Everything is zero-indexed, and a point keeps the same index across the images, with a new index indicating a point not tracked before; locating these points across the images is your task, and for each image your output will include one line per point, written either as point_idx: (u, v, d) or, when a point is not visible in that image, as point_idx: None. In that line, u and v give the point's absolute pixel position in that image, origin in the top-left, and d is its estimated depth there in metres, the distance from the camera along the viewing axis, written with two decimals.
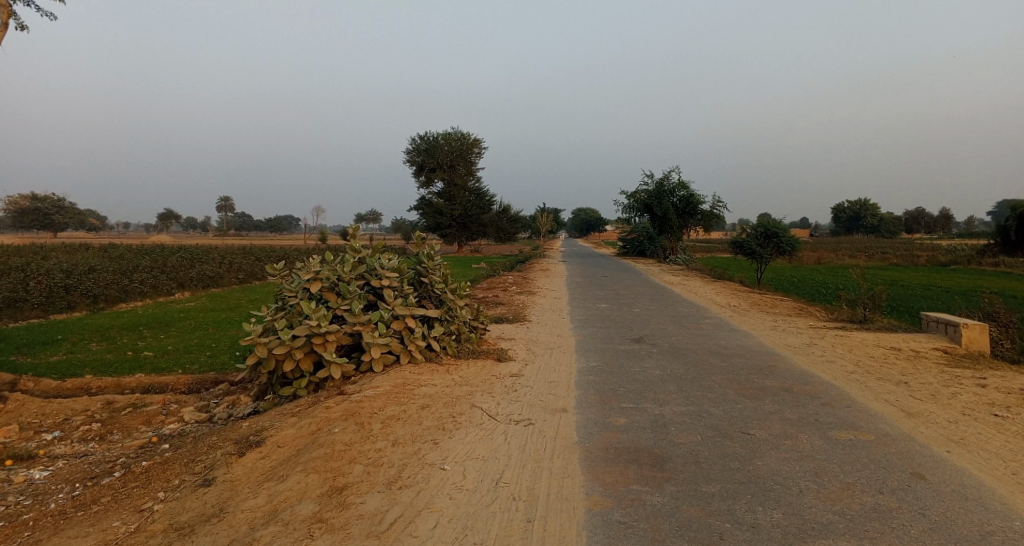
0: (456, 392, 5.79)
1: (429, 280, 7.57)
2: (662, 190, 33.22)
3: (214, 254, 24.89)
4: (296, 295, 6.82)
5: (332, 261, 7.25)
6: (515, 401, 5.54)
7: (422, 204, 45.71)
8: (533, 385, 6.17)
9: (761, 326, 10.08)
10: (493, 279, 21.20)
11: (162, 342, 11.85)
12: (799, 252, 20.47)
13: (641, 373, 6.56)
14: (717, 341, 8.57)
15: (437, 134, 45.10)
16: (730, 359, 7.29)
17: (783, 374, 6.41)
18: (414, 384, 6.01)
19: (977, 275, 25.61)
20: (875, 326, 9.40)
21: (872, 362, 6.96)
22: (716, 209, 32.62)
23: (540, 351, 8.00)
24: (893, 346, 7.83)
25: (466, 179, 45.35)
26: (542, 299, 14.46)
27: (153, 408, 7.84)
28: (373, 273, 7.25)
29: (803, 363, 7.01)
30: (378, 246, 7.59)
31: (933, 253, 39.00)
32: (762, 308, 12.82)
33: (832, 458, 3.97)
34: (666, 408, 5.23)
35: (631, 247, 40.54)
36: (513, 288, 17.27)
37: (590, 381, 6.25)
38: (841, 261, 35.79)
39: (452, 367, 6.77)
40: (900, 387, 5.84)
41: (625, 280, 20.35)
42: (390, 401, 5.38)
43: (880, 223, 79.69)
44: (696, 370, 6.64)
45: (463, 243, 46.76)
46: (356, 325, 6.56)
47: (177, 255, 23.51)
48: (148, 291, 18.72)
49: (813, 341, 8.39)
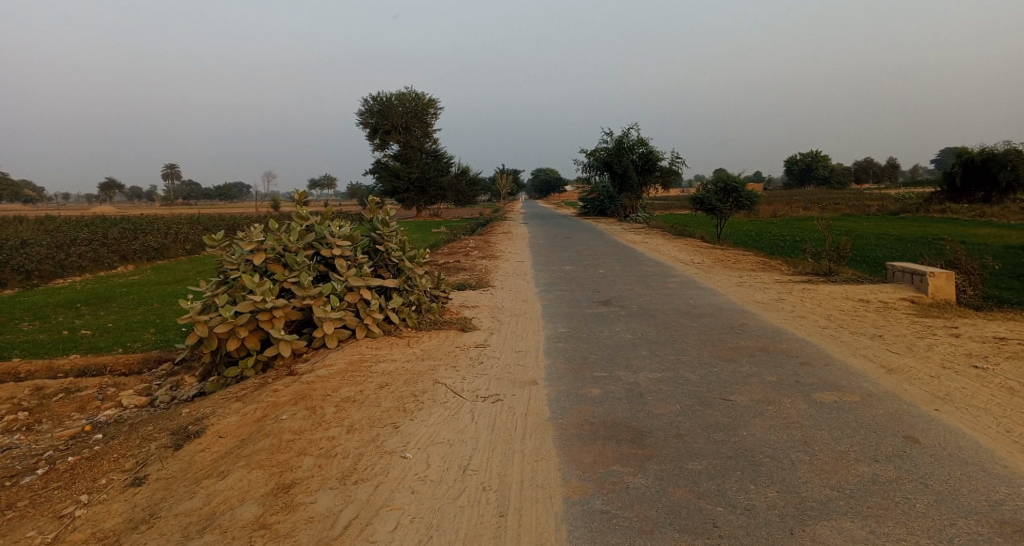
0: (417, 368, 5.36)
1: (386, 247, 7.04)
2: (622, 148, 32.85)
3: (159, 225, 23.46)
4: (238, 268, 6.19)
5: (276, 230, 6.62)
6: (481, 375, 5.17)
7: (379, 168, 44.24)
8: (500, 356, 5.80)
9: (728, 282, 9.97)
10: (455, 243, 20.65)
11: (102, 320, 10.96)
12: (758, 206, 20.53)
13: (613, 338, 6.26)
14: (687, 300, 8.36)
15: (391, 94, 43.28)
16: (702, 318, 7.08)
17: (756, 333, 6.23)
18: (371, 360, 5.55)
19: (926, 224, 26.43)
20: (841, 278, 9.38)
21: (843, 317, 6.85)
22: (676, 165, 32.57)
23: (506, 318, 7.62)
24: (860, 299, 7.76)
25: (423, 141, 43.99)
26: (505, 262, 14.05)
27: (88, 392, 7.14)
28: (323, 242, 6.66)
29: (775, 320, 6.86)
30: (328, 213, 6.97)
31: (882, 203, 40.24)
32: (727, 264, 12.72)
33: (820, 424, 3.73)
34: (641, 375, 4.94)
35: (592, 207, 40.36)
36: (476, 251, 16.78)
37: (559, 349, 5.93)
38: (797, 214, 36.54)
39: (413, 340, 6.32)
40: (874, 341, 5.71)
41: (589, 240, 20.16)
42: (346, 381, 4.92)
43: (830, 176, 81.87)
44: (668, 333, 6.39)
45: (422, 207, 45.72)
46: (307, 299, 6.02)
47: (118, 227, 22.02)
48: (87, 265, 17.44)
49: (782, 296, 8.27)
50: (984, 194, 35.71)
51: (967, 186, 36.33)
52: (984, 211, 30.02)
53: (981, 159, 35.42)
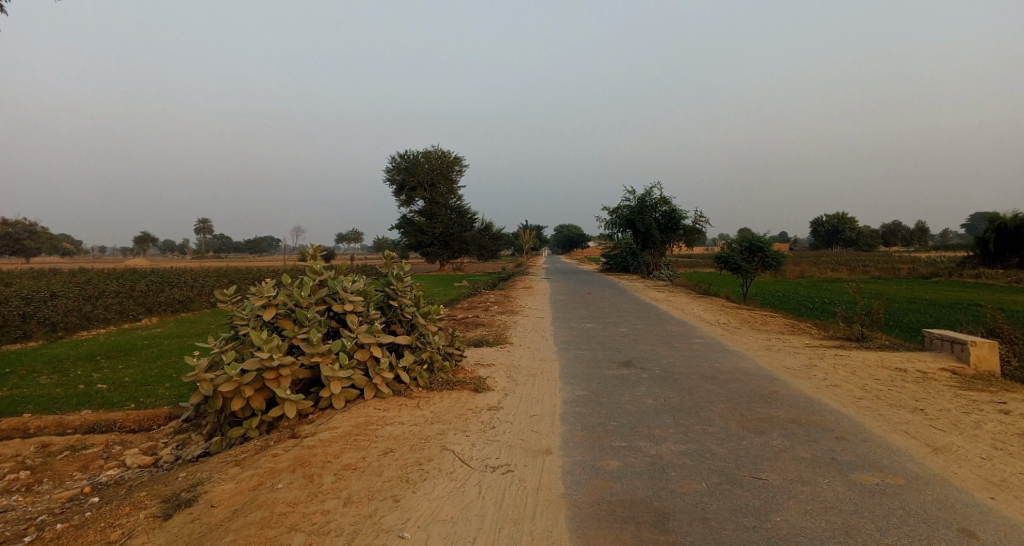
0: (424, 432, 5.10)
1: (399, 303, 6.89)
2: (645, 206, 32.89)
3: (186, 278, 23.90)
4: (248, 323, 6.10)
5: (289, 285, 6.55)
6: (491, 442, 4.88)
7: (404, 223, 45.00)
8: (513, 420, 5.51)
9: (755, 345, 9.55)
10: (475, 298, 20.50)
11: (118, 374, 10.92)
12: (784, 266, 20.08)
13: (633, 404, 5.93)
14: (711, 364, 7.98)
15: (418, 152, 44.51)
16: (728, 384, 6.71)
17: (786, 402, 5.84)
18: (378, 423, 5.31)
19: (962, 288, 25.54)
20: (875, 344, 8.91)
21: (881, 386, 6.42)
22: (699, 224, 32.41)
23: (521, 379, 7.34)
24: (897, 367, 7.32)
25: (447, 197, 44.79)
26: (524, 319, 13.82)
27: (93, 450, 6.98)
28: (336, 297, 6.56)
29: (807, 388, 6.45)
30: (342, 267, 6.90)
31: (913, 265, 39.27)
32: (753, 326, 12.30)
33: (862, 511, 3.36)
34: (663, 446, 4.60)
35: (615, 264, 40.17)
36: (495, 307, 16.58)
37: (576, 414, 5.61)
38: (824, 274, 35.80)
39: (424, 401, 6.08)
40: (916, 415, 5.29)
41: (612, 297, 19.86)
42: (349, 446, 4.68)
43: (858, 236, 80.70)
44: (692, 399, 6.03)
45: (445, 262, 46.06)
46: (315, 356, 5.86)
47: (146, 279, 22.47)
48: (113, 317, 17.68)
49: (813, 362, 7.86)
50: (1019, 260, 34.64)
51: (1001, 251, 35.27)
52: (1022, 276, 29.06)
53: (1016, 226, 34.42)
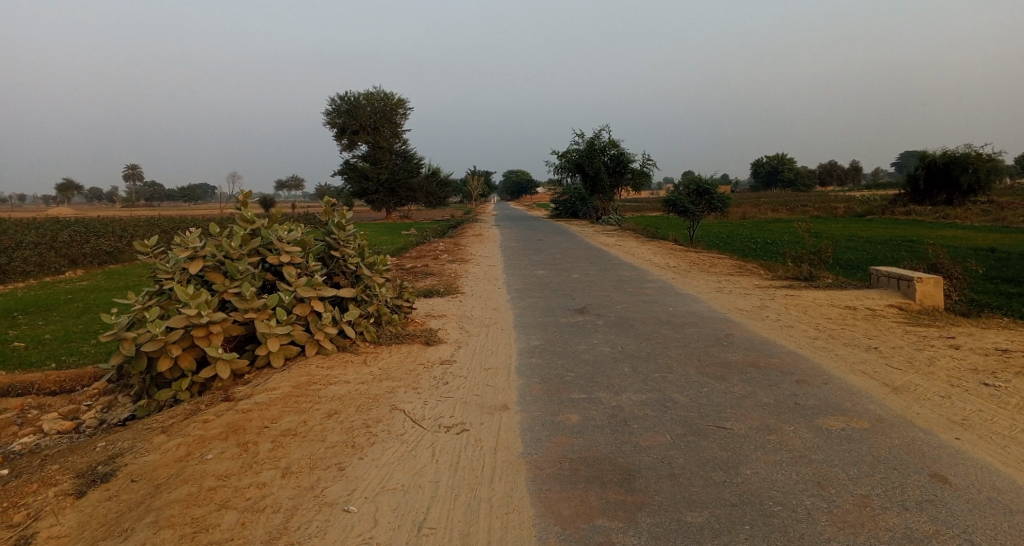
0: (372, 391, 4.74)
1: (342, 253, 6.36)
2: (594, 149, 32.53)
3: (113, 227, 22.15)
4: (171, 277, 5.46)
5: (216, 234, 5.90)
6: (445, 399, 4.58)
7: (347, 169, 43.13)
8: (468, 375, 5.22)
9: (707, 287, 9.58)
10: (424, 246, 19.87)
11: (36, 331, 9.94)
12: (730, 209, 20.37)
13: (591, 352, 5.74)
14: (667, 307, 7.90)
15: (359, 93, 42.20)
16: (685, 328, 6.63)
17: (744, 345, 5.79)
18: (321, 382, 4.90)
19: (893, 226, 26.82)
20: (823, 284, 9.08)
21: (833, 326, 6.47)
22: (648, 167, 32.48)
23: (475, 330, 7.05)
24: (846, 306, 7.44)
25: (391, 141, 43.02)
26: (476, 266, 13.46)
27: (5, 416, 6.08)
28: (271, 247, 5.97)
29: (762, 330, 6.44)
30: (277, 215, 6.27)
31: (847, 205, 41.00)
32: (703, 268, 12.38)
33: (831, 459, 3.28)
34: (624, 397, 4.43)
35: (564, 208, 40.02)
36: (445, 255, 16.12)
37: (533, 366, 5.37)
38: (766, 215, 36.90)
39: (371, 357, 5.69)
40: (870, 354, 5.33)
41: (563, 243, 19.72)
42: (288, 409, 4.27)
43: (796, 178, 83.48)
44: (649, 345, 5.90)
45: (392, 208, 44.77)
46: (250, 312, 5.34)
47: (67, 229, 20.66)
48: (33, 271, 16.23)
49: (764, 303, 7.89)
50: (945, 197, 36.56)
51: (930, 189, 37.15)
52: (944, 214, 30.76)
53: (944, 163, 36.25)
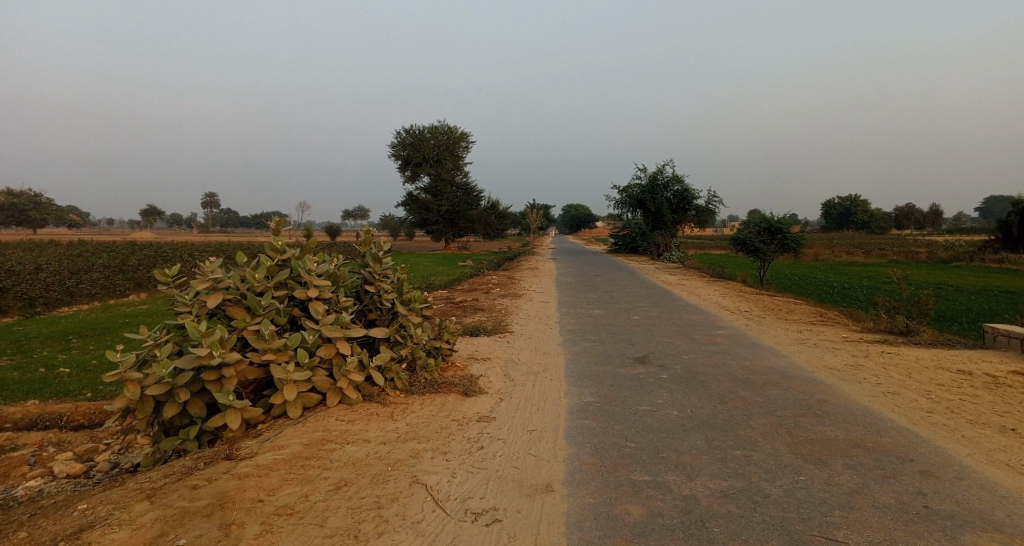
0: (392, 454, 4.08)
1: (377, 288, 5.82)
2: (656, 184, 31.53)
3: (181, 252, 22.90)
4: (190, 311, 5.07)
5: (241, 264, 5.50)
6: (476, 472, 3.82)
7: (409, 200, 43.79)
8: (507, 438, 4.45)
9: (786, 337, 8.46)
10: (477, 279, 19.35)
11: (86, 356, 9.84)
12: (804, 249, 18.82)
13: (653, 416, 4.86)
14: (741, 362, 6.87)
15: (423, 128, 43.06)
16: (765, 389, 5.62)
17: (839, 415, 4.76)
18: (337, 441, 4.30)
19: (988, 274, 24.26)
20: (927, 340, 7.78)
21: (948, 394, 5.30)
22: (713, 203, 31.13)
23: (520, 379, 6.26)
24: (961, 370, 6.21)
25: (452, 174, 43.46)
26: (528, 303, 12.75)
27: (20, 452, 5.73)
28: (299, 281, 5.53)
29: (857, 395, 5.34)
30: (308, 245, 5.83)
31: (931, 249, 37.82)
32: (777, 314, 11.16)
33: None
34: (698, 484, 3.53)
35: (623, 244, 38.77)
36: (497, 289, 15.44)
37: (584, 431, 4.54)
38: (841, 257, 34.46)
39: (399, 409, 5.04)
40: (1010, 437, 4.14)
41: (622, 280, 18.79)
42: (291, 478, 3.69)
43: (872, 219, 78.86)
44: (723, 411, 4.95)
45: (450, 240, 44.97)
46: (267, 354, 4.85)
47: (141, 253, 21.46)
48: (99, 293, 16.70)
49: (859, 361, 6.73)
50: None
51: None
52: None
53: None
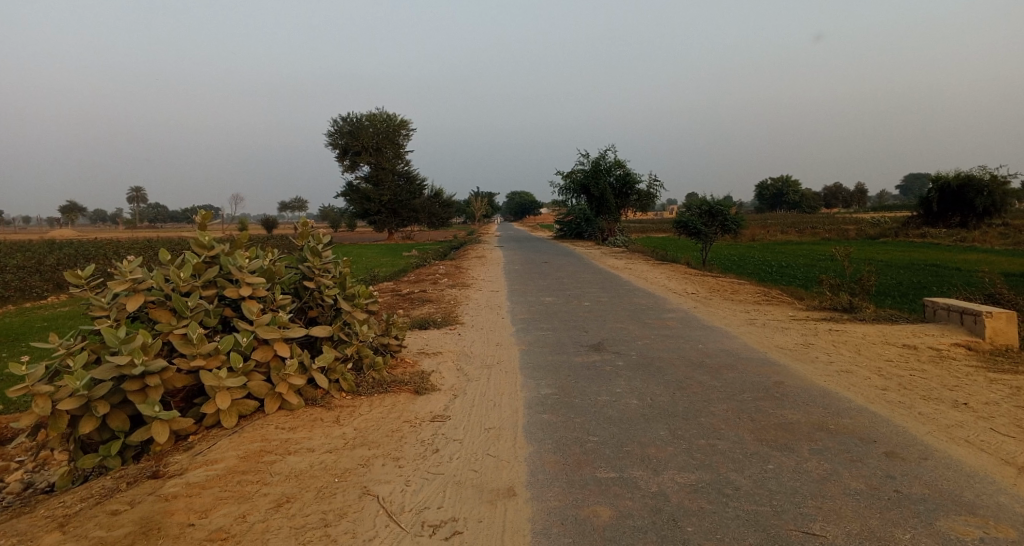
0: (340, 463, 3.73)
1: (317, 284, 5.41)
2: (600, 170, 31.77)
3: (104, 249, 21.27)
4: (108, 315, 4.52)
5: (165, 262, 4.95)
6: (432, 478, 3.55)
7: (350, 190, 42.44)
8: (465, 438, 4.19)
9: (735, 318, 8.57)
10: (424, 269, 18.90)
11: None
12: (744, 231, 19.37)
13: (614, 406, 4.72)
14: (695, 345, 6.86)
15: (362, 115, 41.72)
16: (723, 373, 5.60)
17: (797, 397, 4.76)
18: (277, 452, 3.91)
19: (912, 249, 25.83)
20: (868, 316, 8.04)
21: (896, 371, 5.43)
22: (655, 188, 31.67)
23: (475, 373, 6.00)
24: (904, 344, 6.39)
25: (394, 163, 42.43)
26: (478, 293, 12.47)
27: None
28: (230, 278, 5.04)
29: (812, 375, 5.39)
30: (240, 240, 5.33)
31: (858, 227, 39.96)
32: (724, 295, 11.35)
33: None
34: (666, 478, 3.39)
35: (568, 229, 39.01)
36: (445, 279, 15.08)
37: (545, 426, 4.33)
38: (776, 238, 35.92)
39: (347, 413, 4.69)
40: (964, 414, 4.25)
41: (570, 266, 18.80)
42: (226, 495, 3.26)
43: (801, 200, 82.75)
44: (685, 397, 4.86)
45: (394, 230, 44.01)
46: (197, 359, 4.37)
47: (57, 251, 19.77)
48: (11, 296, 15.23)
49: (808, 340, 6.84)
50: (960, 219, 35.65)
51: (943, 211, 36.21)
52: (962, 237, 29.68)
53: (957, 185, 35.35)
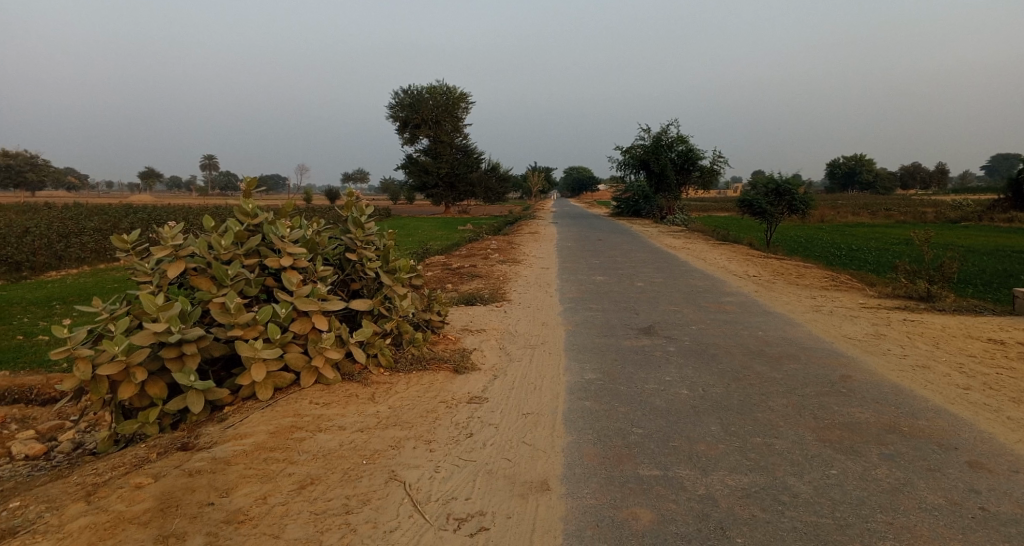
0: (370, 444, 3.64)
1: (359, 257, 5.31)
2: (660, 145, 30.61)
3: (176, 215, 22.35)
4: (151, 281, 4.57)
5: (208, 229, 4.95)
6: (462, 465, 3.38)
7: (408, 162, 42.81)
8: (500, 423, 4.00)
9: (799, 304, 7.98)
10: (476, 243, 18.81)
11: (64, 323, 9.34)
12: (812, 211, 18.18)
13: (661, 396, 4.41)
14: (754, 332, 6.38)
15: (421, 87, 41.67)
16: (783, 363, 5.16)
17: (866, 393, 4.30)
18: (309, 428, 3.86)
19: (1001, 233, 23.64)
20: (951, 307, 7.29)
21: (985, 368, 4.83)
22: (718, 163, 30.28)
23: (517, 353, 5.80)
24: (993, 339, 5.71)
25: (452, 136, 42.37)
26: (528, 269, 12.22)
27: None
28: (273, 248, 5.00)
29: (884, 370, 4.87)
30: (283, 209, 5.29)
31: (941, 208, 37.00)
32: (788, 279, 10.64)
33: None
34: (715, 480, 3.08)
35: (625, 206, 38.01)
36: (496, 255, 14.88)
37: (585, 414, 4.08)
38: (848, 219, 33.75)
39: (382, 391, 4.59)
40: None
41: (625, 244, 18.25)
42: (250, 474, 3.24)
43: (878, 179, 77.51)
44: (740, 389, 4.48)
45: (450, 203, 44.23)
46: (234, 329, 4.35)
47: (133, 216, 20.82)
48: (89, 257, 16.19)
49: (880, 331, 6.24)
50: None
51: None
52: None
53: None
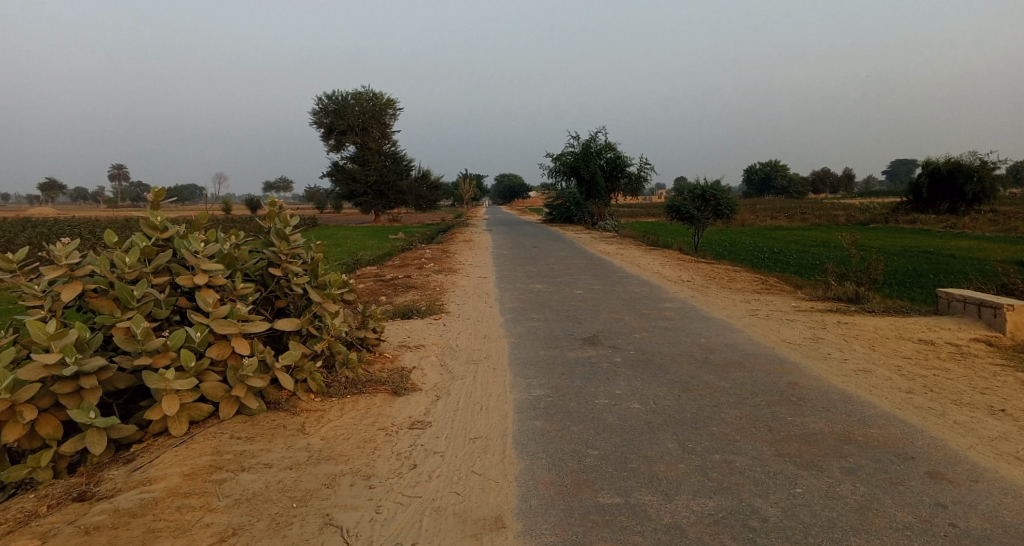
0: (301, 484, 3.22)
1: (284, 272, 4.82)
2: (590, 152, 31.10)
3: (76, 227, 20.43)
4: (41, 306, 3.93)
5: (110, 245, 4.35)
6: (407, 503, 3.04)
7: (335, 169, 41.43)
8: (447, 451, 3.68)
9: (736, 308, 8.12)
10: (410, 253, 18.29)
11: None
12: (736, 216, 18.92)
13: (614, 411, 4.24)
14: (697, 339, 6.37)
15: (348, 93, 40.47)
16: (730, 371, 5.13)
17: (816, 401, 4.30)
18: (228, 468, 3.38)
19: (904, 235, 25.63)
20: (876, 308, 7.62)
21: (918, 370, 4.99)
22: (646, 171, 31.13)
23: (460, 370, 5.48)
24: (919, 339, 5.95)
25: (380, 143, 41.39)
26: (465, 279, 11.92)
27: None
28: (185, 265, 4.45)
29: (827, 375, 4.93)
30: (198, 221, 4.74)
31: (848, 212, 39.78)
32: (721, 283, 10.90)
33: None
34: (681, 506, 2.90)
35: (558, 213, 38.41)
36: (431, 264, 14.45)
37: (538, 437, 3.83)
38: (766, 223, 35.61)
39: (314, 420, 4.16)
40: (1003, 421, 3.79)
41: (560, 251, 18.30)
42: (157, 528, 2.76)
43: (789, 185, 82.68)
44: (693, 401, 4.38)
45: (380, 211, 43.14)
46: (142, 358, 3.79)
47: (25, 230, 18.81)
48: None
49: (817, 334, 6.39)
50: (948, 205, 35.55)
51: (933, 197, 36.06)
52: (952, 223, 29.50)
53: (946, 170, 35.18)
